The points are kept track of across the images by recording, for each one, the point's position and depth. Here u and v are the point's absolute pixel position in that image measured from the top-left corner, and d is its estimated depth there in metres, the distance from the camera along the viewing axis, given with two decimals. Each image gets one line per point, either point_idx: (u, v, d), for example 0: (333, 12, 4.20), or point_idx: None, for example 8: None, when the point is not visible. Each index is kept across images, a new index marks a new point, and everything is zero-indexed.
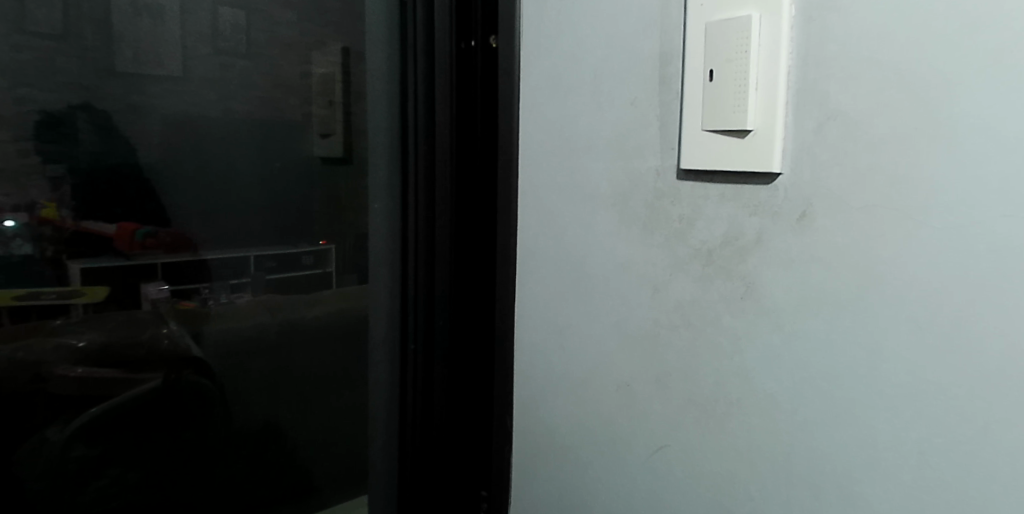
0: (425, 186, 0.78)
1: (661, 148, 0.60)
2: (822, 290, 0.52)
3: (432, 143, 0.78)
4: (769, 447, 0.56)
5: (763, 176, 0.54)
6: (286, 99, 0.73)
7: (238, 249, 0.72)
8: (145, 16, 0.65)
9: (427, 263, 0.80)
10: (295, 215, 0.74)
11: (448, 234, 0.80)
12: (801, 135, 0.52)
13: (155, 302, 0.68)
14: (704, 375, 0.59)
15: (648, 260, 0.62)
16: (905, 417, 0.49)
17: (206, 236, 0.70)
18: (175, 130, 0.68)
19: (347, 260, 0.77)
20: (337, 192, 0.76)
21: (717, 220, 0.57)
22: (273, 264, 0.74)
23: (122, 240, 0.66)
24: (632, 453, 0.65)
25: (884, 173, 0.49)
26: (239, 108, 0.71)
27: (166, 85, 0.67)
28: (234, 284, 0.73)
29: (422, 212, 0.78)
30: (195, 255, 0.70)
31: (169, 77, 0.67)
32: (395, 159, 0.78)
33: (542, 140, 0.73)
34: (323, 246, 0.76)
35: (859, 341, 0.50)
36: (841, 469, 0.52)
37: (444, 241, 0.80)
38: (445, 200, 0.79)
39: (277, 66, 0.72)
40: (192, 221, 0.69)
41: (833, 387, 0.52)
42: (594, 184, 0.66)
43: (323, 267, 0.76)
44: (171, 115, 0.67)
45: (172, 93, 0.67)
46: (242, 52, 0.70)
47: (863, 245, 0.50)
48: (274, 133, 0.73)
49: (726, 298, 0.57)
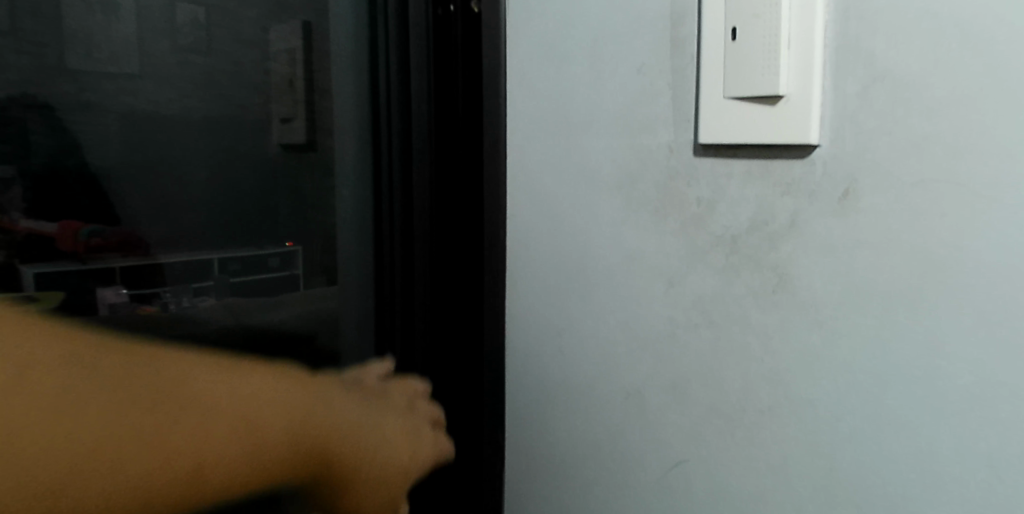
0: (400, 166, 0.67)
1: (674, 120, 0.53)
2: (868, 280, 0.45)
3: (407, 118, 0.66)
4: (806, 462, 0.48)
5: (798, 148, 0.47)
6: (248, 98, 0.58)
7: (196, 253, 0.56)
8: (99, 13, 0.50)
9: (404, 257, 0.68)
10: (263, 218, 0.59)
11: (426, 227, 0.68)
12: (841, 100, 0.45)
13: (113, 309, 0.52)
14: (730, 380, 0.51)
15: (662, 252, 0.54)
16: (971, 426, 0.41)
17: (161, 238, 0.54)
18: (134, 126, 0.52)
19: (315, 264, 0.63)
20: (305, 189, 0.62)
21: (742, 201, 0.50)
22: (239, 266, 0.59)
23: (65, 240, 0.49)
24: (644, 470, 0.58)
25: (943, 141, 0.41)
26: (200, 107, 0.55)
27: (125, 85, 0.52)
28: (195, 288, 0.56)
29: (397, 198, 0.67)
30: (149, 257, 0.53)
31: (125, 76, 0.52)
32: (366, 143, 0.65)
33: (532, 117, 0.64)
34: (290, 248, 0.62)
35: (916, 340, 0.43)
36: (894, 487, 0.45)
37: (422, 231, 0.68)
38: (423, 182, 0.67)
39: (241, 63, 0.57)
40: (145, 223, 0.53)
41: (885, 393, 0.44)
42: (597, 166, 0.58)
43: (290, 270, 0.62)
44: (127, 111, 0.52)
45: (125, 90, 0.52)
46: (206, 50, 0.56)
47: (920, 228, 0.42)
48: (234, 125, 0.57)
49: (755, 292, 0.50)
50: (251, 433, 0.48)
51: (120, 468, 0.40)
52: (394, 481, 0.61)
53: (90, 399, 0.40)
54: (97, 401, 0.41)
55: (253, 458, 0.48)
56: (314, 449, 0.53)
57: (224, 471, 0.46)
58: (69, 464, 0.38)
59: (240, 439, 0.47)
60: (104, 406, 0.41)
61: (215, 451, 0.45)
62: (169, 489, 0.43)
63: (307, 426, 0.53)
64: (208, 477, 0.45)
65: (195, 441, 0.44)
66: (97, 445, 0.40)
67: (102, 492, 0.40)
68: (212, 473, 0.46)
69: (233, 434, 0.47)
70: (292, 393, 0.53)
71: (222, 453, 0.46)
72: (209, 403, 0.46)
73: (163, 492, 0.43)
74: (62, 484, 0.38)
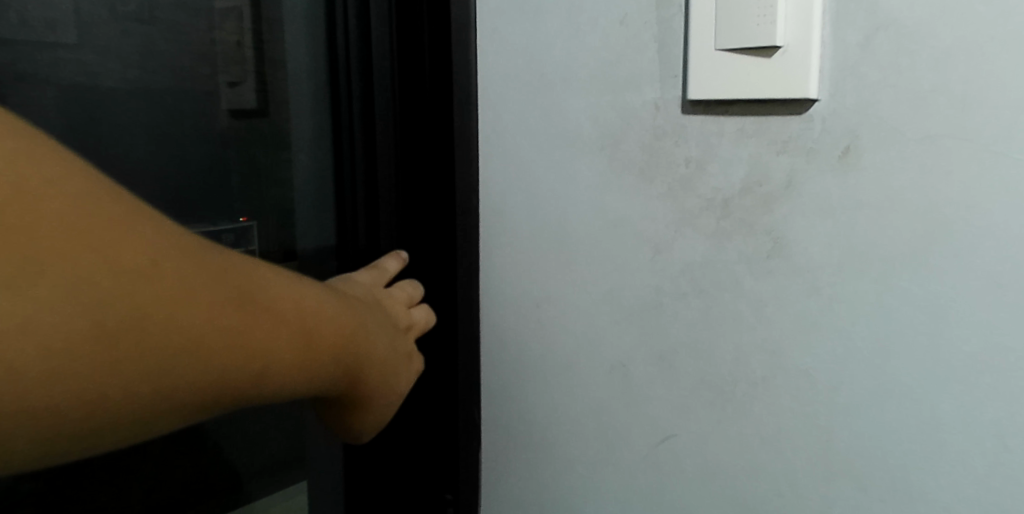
0: (362, 135, 0.62)
1: (660, 75, 0.49)
2: (870, 243, 0.42)
3: (369, 76, 0.61)
4: (803, 433, 0.46)
5: (795, 104, 0.44)
6: (198, 67, 0.53)
7: None
8: None
9: (370, 237, 0.64)
10: (219, 194, 0.54)
11: (392, 192, 0.63)
12: (841, 50, 0.42)
13: None
14: (721, 351, 0.49)
15: (648, 217, 0.51)
16: (979, 393, 0.40)
17: None
18: (74, 101, 0.47)
19: (271, 238, 0.58)
20: (258, 160, 0.56)
21: (734, 161, 0.47)
22: None
23: None
24: (630, 447, 0.55)
25: (951, 93, 0.39)
26: (145, 77, 0.50)
27: (59, 56, 0.46)
28: None
29: (360, 165, 0.62)
30: None
31: (61, 46, 0.46)
32: (322, 102, 0.60)
33: (506, 73, 0.59)
34: (243, 223, 0.56)
35: (920, 305, 0.41)
36: (896, 458, 0.43)
37: (389, 205, 0.63)
38: (388, 152, 0.62)
39: (184, 27, 0.52)
40: None
41: (887, 361, 0.42)
42: (576, 126, 0.54)
43: (244, 249, 0.56)
44: (67, 86, 0.46)
45: (64, 63, 0.46)
46: (147, 18, 0.50)
47: (924, 186, 0.40)
48: (180, 95, 0.52)
49: (748, 258, 0.47)
50: (346, 305, 0.39)
51: (288, 343, 0.33)
52: (389, 394, 0.46)
53: (237, 261, 0.32)
54: (248, 263, 0.33)
55: (361, 368, 0.40)
56: (392, 361, 0.44)
57: (352, 360, 0.38)
58: (252, 336, 0.31)
59: (336, 302, 0.38)
60: (266, 274, 0.33)
61: (340, 329, 0.37)
62: (315, 378, 0.35)
63: (386, 331, 0.45)
64: (340, 367, 0.37)
65: (327, 318, 0.36)
66: (251, 296, 0.31)
67: (268, 369, 0.32)
68: (347, 368, 0.38)
69: (349, 323, 0.38)
70: (326, 297, 0.37)
71: (348, 341, 0.38)
72: (320, 293, 0.37)
73: (315, 374, 0.35)
74: (246, 343, 0.30)
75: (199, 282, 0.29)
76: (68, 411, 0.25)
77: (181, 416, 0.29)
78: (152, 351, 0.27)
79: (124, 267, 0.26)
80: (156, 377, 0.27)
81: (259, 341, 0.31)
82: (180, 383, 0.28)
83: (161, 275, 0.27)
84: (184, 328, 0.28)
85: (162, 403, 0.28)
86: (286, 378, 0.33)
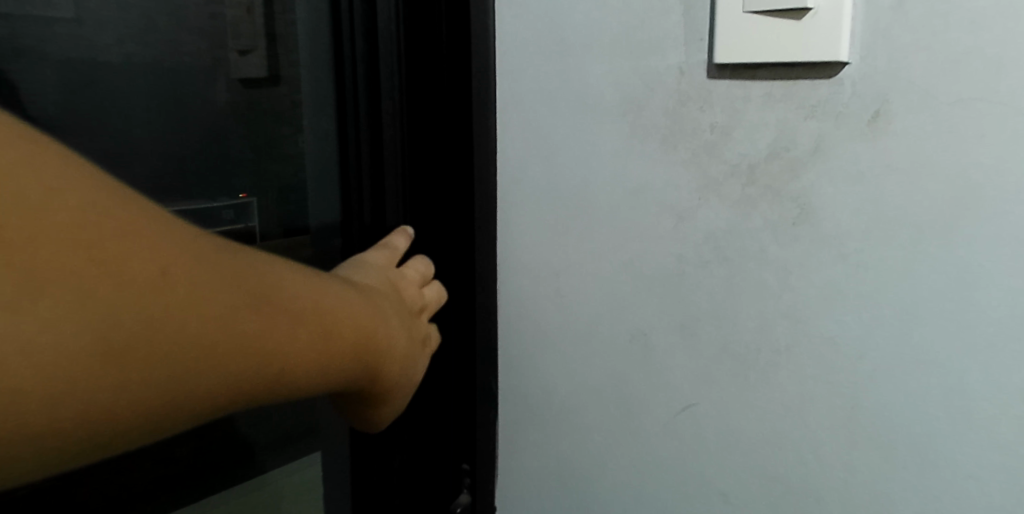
0: (366, 109, 0.60)
1: (685, 39, 0.48)
2: (899, 209, 0.42)
3: (373, 39, 0.59)
4: (826, 400, 0.46)
5: (825, 67, 0.43)
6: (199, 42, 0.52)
7: None
8: None
9: (375, 213, 0.62)
10: (224, 168, 0.54)
11: (400, 161, 0.62)
12: (873, 12, 0.41)
13: None
14: (744, 319, 0.49)
15: (671, 184, 0.51)
16: (1006, 360, 0.40)
17: None
18: (72, 76, 0.46)
19: (270, 216, 0.57)
20: (263, 133, 0.56)
21: (761, 126, 0.46)
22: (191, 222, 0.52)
23: None
24: (649, 415, 0.55)
25: (985, 56, 0.38)
26: (144, 53, 0.50)
27: (57, 31, 0.46)
28: None
29: (365, 132, 0.60)
30: None
31: (60, 21, 0.46)
32: (323, 66, 0.58)
33: (524, 38, 0.58)
34: (242, 199, 0.55)
35: (949, 272, 0.41)
36: (920, 424, 0.43)
37: (395, 181, 0.62)
38: (396, 120, 0.61)
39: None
40: None
41: (914, 328, 0.42)
42: (597, 92, 0.54)
43: (245, 225, 0.55)
44: (66, 61, 0.46)
45: (67, 38, 0.46)
46: None
47: (957, 151, 0.39)
48: (182, 70, 0.52)
49: (773, 225, 0.47)
50: (360, 299, 0.38)
51: (306, 344, 0.32)
52: (403, 384, 0.45)
53: (250, 260, 0.31)
54: (263, 261, 0.32)
55: (379, 362, 0.39)
56: (409, 351, 0.44)
57: (370, 354, 0.37)
58: (269, 339, 0.30)
59: (349, 296, 0.37)
60: (280, 272, 0.32)
61: (355, 324, 0.36)
62: (332, 374, 0.34)
63: (401, 322, 0.44)
64: (357, 363, 0.36)
65: (340, 314, 0.35)
66: (266, 296, 0.30)
67: (286, 371, 0.31)
68: (366, 363, 0.37)
69: (366, 318, 0.38)
70: (336, 292, 0.36)
71: (367, 337, 0.37)
72: (333, 289, 0.36)
73: (332, 369, 0.34)
74: (264, 346, 0.29)
75: (214, 286, 0.27)
76: (79, 429, 0.24)
77: (197, 420, 0.28)
78: (167, 362, 0.26)
79: (136, 276, 0.25)
80: (173, 387, 0.26)
81: (273, 341, 0.30)
82: (197, 392, 0.27)
83: (176, 281, 0.26)
84: (199, 336, 0.26)
85: (179, 410, 0.27)
86: (305, 379, 0.32)
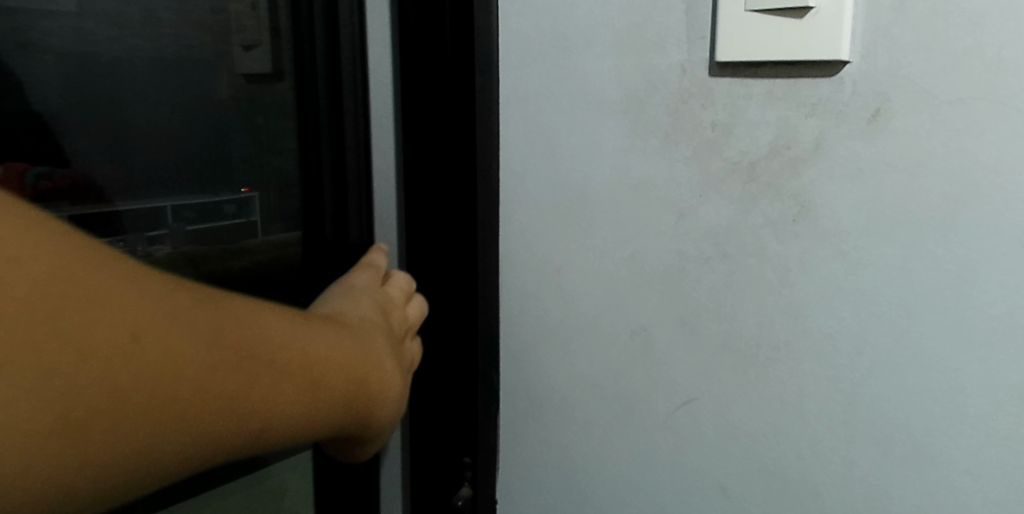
0: (328, 131, 0.63)
1: (687, 37, 0.49)
2: (898, 206, 0.42)
3: (334, 65, 0.62)
4: (825, 396, 0.47)
5: (826, 66, 0.43)
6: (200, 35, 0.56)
7: (150, 199, 0.55)
8: None
9: (337, 229, 0.65)
10: (225, 159, 0.59)
11: (360, 180, 0.65)
12: (873, 12, 0.41)
13: None
14: (744, 315, 0.49)
15: (672, 181, 0.51)
16: (1002, 357, 0.40)
17: (116, 183, 0.53)
18: (76, 71, 0.50)
19: (272, 208, 0.62)
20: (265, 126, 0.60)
21: (761, 124, 0.46)
22: (194, 214, 0.58)
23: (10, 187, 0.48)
24: (649, 410, 0.56)
25: (984, 56, 0.38)
26: (147, 45, 0.53)
27: (58, 24, 0.49)
28: (149, 239, 0.55)
29: (326, 153, 0.63)
30: (104, 205, 0.52)
31: (62, 14, 0.49)
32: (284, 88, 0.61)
33: (528, 35, 0.58)
34: (245, 193, 0.60)
35: (946, 269, 0.41)
36: (917, 420, 0.43)
37: (356, 195, 0.65)
38: (358, 141, 0.64)
39: None
40: (101, 162, 0.52)
41: (911, 324, 0.43)
42: (600, 89, 0.54)
43: (246, 218, 0.61)
44: (71, 54, 0.50)
45: (68, 31, 0.49)
46: None
47: (956, 150, 0.40)
48: (186, 64, 0.56)
49: (773, 222, 0.47)
50: (349, 340, 0.37)
51: (289, 398, 0.30)
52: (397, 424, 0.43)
53: (231, 307, 0.30)
54: (250, 310, 0.31)
55: (370, 407, 0.37)
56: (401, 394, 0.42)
57: (359, 400, 0.36)
58: (249, 396, 0.29)
59: (337, 339, 0.36)
60: (270, 320, 0.31)
61: (342, 370, 0.34)
62: (315, 423, 0.33)
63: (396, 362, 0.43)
64: (344, 410, 0.35)
65: (325, 360, 0.34)
66: (248, 350, 0.29)
67: (266, 428, 0.30)
68: (354, 409, 0.36)
69: (357, 363, 0.36)
70: (323, 336, 0.35)
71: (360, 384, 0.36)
72: (320, 332, 0.35)
73: (315, 418, 0.33)
74: (238, 400, 0.28)
75: (180, 343, 0.26)
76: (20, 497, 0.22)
77: (164, 478, 0.27)
78: (122, 429, 0.24)
79: (100, 342, 0.24)
80: (131, 446, 0.25)
81: (248, 393, 0.28)
82: (159, 450, 0.26)
83: (144, 344, 0.25)
84: (166, 399, 0.25)
85: (138, 471, 0.26)
86: (287, 433, 0.31)
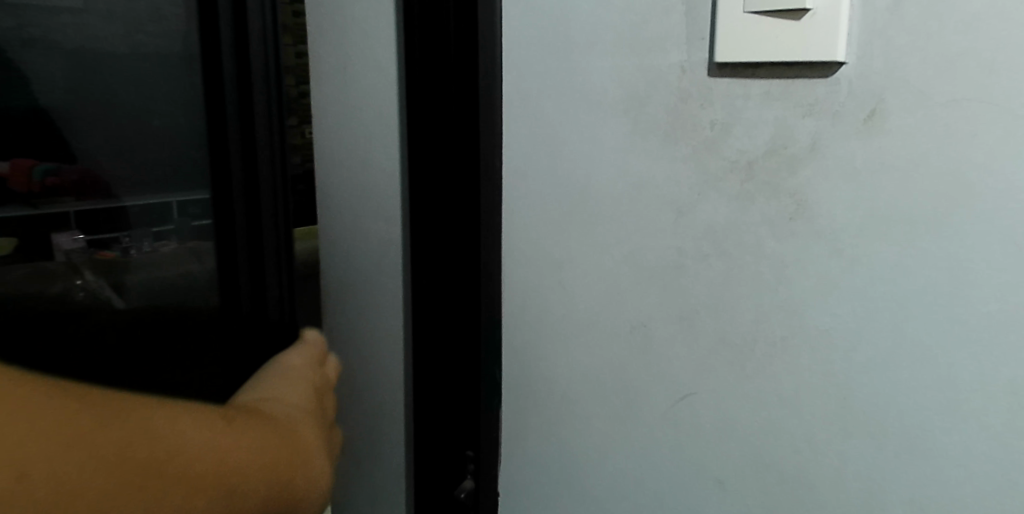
0: (244, 211, 0.75)
1: (687, 38, 0.49)
2: (892, 205, 0.43)
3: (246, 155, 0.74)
4: (822, 392, 0.48)
5: (823, 67, 0.44)
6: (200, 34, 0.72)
7: (158, 194, 0.73)
8: None
9: (256, 289, 0.77)
10: None
11: (273, 246, 0.76)
12: (870, 14, 0.42)
13: (69, 253, 0.70)
14: (742, 312, 0.50)
15: (672, 179, 0.52)
16: (994, 353, 0.41)
17: (122, 180, 0.72)
18: (82, 68, 0.69)
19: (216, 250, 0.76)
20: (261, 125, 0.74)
21: (760, 124, 0.47)
22: (199, 211, 0.75)
23: (19, 179, 0.67)
24: (648, 404, 0.57)
25: (978, 58, 0.39)
26: (151, 43, 0.71)
27: (69, 20, 0.67)
28: (156, 233, 0.74)
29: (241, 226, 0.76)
30: (111, 199, 0.71)
31: (69, 11, 0.67)
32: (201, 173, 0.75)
33: (530, 35, 0.58)
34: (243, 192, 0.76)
35: (940, 266, 0.42)
36: (912, 414, 0.44)
37: (274, 255, 0.77)
38: (267, 215, 0.75)
39: None
40: (103, 158, 0.71)
41: (905, 321, 0.43)
42: (600, 88, 0.55)
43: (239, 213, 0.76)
44: (75, 49, 0.68)
45: (76, 27, 0.68)
46: None
47: (949, 150, 0.41)
48: (186, 66, 0.72)
49: (771, 220, 0.48)
50: (280, 442, 0.44)
51: (187, 508, 0.36)
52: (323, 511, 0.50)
53: (169, 426, 0.37)
54: (190, 426, 0.38)
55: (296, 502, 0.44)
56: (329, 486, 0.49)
57: (283, 498, 0.42)
58: (140, 510, 0.34)
59: (269, 442, 0.43)
60: (178, 434, 0.37)
61: (269, 474, 0.41)
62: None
63: (318, 452, 0.48)
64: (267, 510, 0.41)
65: (256, 468, 0.40)
66: (161, 471, 0.35)
67: None
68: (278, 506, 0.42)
69: (277, 460, 0.42)
70: (257, 442, 0.42)
71: (269, 482, 0.41)
72: (254, 437, 0.42)
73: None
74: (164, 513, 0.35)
75: (110, 475, 0.33)
76: None
77: None
78: None
79: (19, 484, 0.30)
80: None
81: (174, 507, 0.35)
82: None
83: (31, 480, 0.30)
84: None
85: None
86: None
